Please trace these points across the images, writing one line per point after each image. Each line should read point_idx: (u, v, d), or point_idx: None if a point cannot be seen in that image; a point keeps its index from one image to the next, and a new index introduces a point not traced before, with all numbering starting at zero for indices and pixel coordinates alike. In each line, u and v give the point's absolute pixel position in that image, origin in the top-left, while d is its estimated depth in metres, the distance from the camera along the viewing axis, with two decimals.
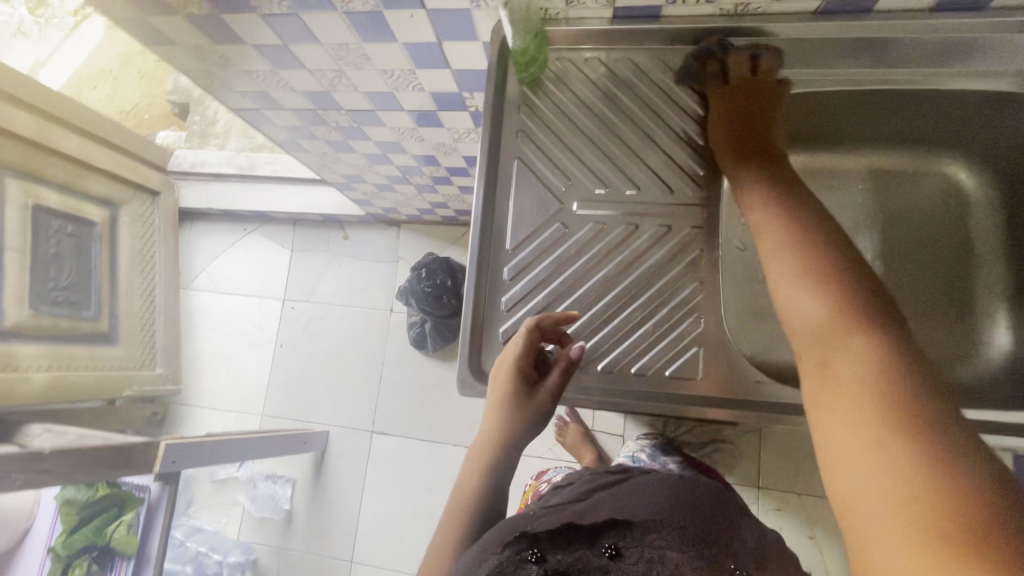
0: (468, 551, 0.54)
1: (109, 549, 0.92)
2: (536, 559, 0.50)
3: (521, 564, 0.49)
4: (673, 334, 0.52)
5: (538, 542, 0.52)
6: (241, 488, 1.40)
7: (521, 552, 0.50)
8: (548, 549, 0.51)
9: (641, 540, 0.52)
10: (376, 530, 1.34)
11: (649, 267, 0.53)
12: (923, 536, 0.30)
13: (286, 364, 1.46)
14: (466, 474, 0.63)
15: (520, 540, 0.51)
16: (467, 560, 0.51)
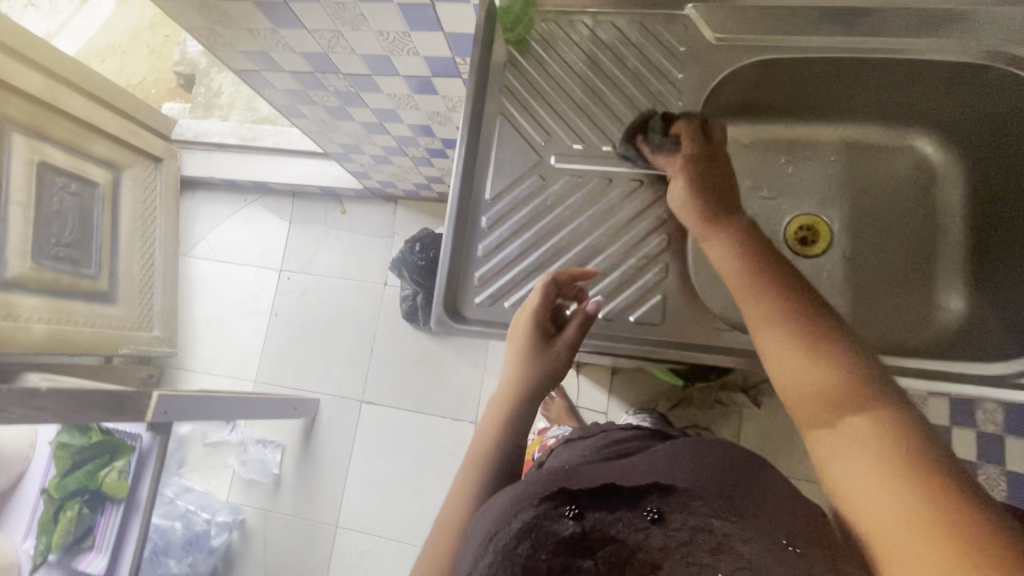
0: (498, 496, 0.51)
1: (100, 493, 0.94)
2: (572, 516, 0.45)
3: (555, 519, 0.45)
4: (639, 286, 0.55)
5: (575, 499, 0.47)
6: (232, 452, 1.44)
7: (556, 506, 0.46)
8: (586, 505, 0.46)
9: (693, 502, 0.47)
10: (361, 496, 1.37)
11: (620, 218, 0.56)
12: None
13: (280, 333, 1.49)
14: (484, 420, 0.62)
15: (555, 495, 0.47)
16: (498, 507, 0.48)
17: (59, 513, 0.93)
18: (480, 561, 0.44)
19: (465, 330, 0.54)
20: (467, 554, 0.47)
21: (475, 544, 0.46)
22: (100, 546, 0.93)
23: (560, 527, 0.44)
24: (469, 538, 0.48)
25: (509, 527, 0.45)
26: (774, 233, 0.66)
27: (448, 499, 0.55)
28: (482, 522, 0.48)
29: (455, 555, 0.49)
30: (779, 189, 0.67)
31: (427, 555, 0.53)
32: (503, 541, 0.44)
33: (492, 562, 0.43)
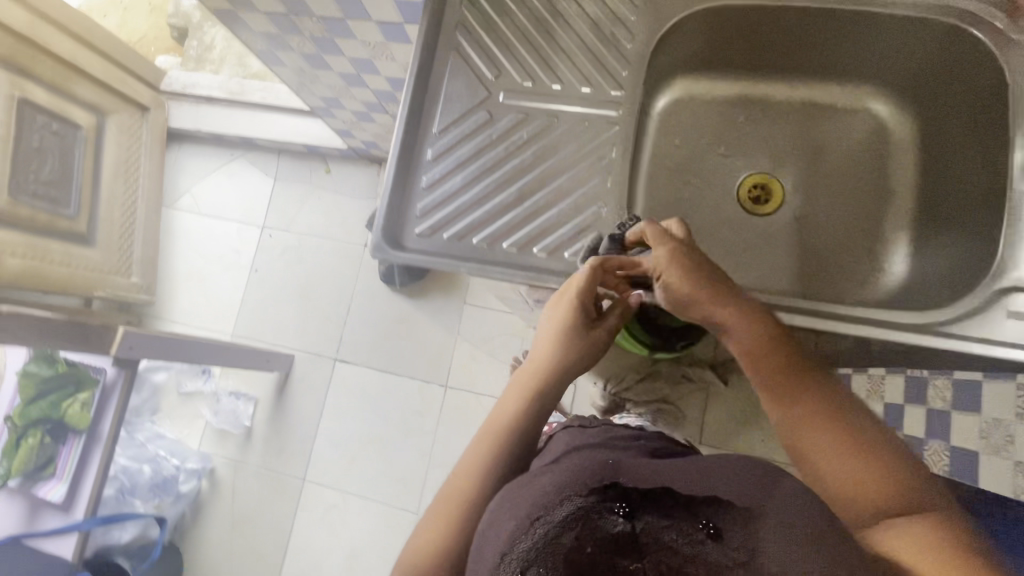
0: (538, 486, 0.45)
1: (63, 423, 0.96)
2: (624, 514, 0.40)
3: (604, 515, 0.40)
4: (573, 224, 0.54)
5: (628, 496, 0.42)
6: (205, 402, 1.45)
7: (606, 501, 0.41)
8: (640, 507, 0.41)
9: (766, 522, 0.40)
10: (330, 452, 1.39)
11: (563, 154, 0.56)
12: None
13: (259, 289, 1.50)
14: (505, 404, 0.59)
15: (605, 489, 0.42)
16: (539, 491, 0.42)
17: (22, 441, 0.95)
18: (517, 542, 0.39)
19: (400, 256, 0.54)
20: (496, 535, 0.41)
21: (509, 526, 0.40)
22: (60, 475, 0.95)
23: (609, 524, 0.39)
24: (499, 518, 0.43)
25: (554, 514, 0.40)
26: (727, 190, 0.67)
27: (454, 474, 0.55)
28: (518, 502, 0.43)
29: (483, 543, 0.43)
30: (734, 145, 0.68)
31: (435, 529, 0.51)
32: (545, 527, 0.39)
33: (533, 547, 0.38)
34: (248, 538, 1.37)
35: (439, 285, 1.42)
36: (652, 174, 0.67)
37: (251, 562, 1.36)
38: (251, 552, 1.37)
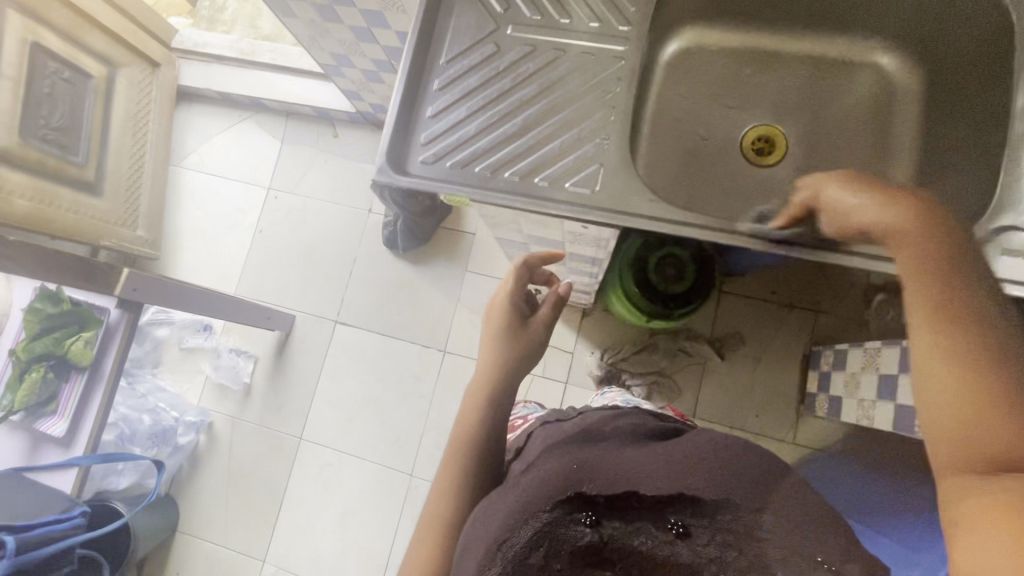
0: (507, 500, 0.55)
1: (67, 360, 0.97)
2: (589, 523, 0.53)
3: (572, 526, 0.52)
4: (575, 154, 0.55)
5: (593, 507, 0.53)
6: (206, 358, 1.47)
7: (572, 512, 0.53)
8: (604, 515, 0.54)
9: (710, 521, 0.53)
10: (327, 412, 1.40)
11: (568, 88, 0.56)
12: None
13: (262, 250, 1.51)
14: (462, 417, 0.79)
15: (571, 500, 0.53)
16: (507, 513, 0.53)
17: (25, 375, 0.97)
18: (491, 568, 0.50)
19: (403, 181, 0.54)
20: (475, 553, 0.53)
21: (482, 548, 0.52)
22: (61, 412, 0.97)
23: (576, 535, 0.52)
24: (477, 535, 0.54)
25: (520, 534, 0.51)
26: (731, 143, 0.68)
27: (429, 499, 0.71)
28: (489, 524, 0.54)
29: (463, 551, 0.55)
30: (739, 97, 0.69)
31: (418, 546, 0.66)
32: (516, 548, 0.51)
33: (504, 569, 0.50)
34: (242, 492, 1.39)
35: (441, 251, 1.42)
36: (657, 123, 0.68)
37: (247, 516, 1.38)
38: (246, 507, 1.39)
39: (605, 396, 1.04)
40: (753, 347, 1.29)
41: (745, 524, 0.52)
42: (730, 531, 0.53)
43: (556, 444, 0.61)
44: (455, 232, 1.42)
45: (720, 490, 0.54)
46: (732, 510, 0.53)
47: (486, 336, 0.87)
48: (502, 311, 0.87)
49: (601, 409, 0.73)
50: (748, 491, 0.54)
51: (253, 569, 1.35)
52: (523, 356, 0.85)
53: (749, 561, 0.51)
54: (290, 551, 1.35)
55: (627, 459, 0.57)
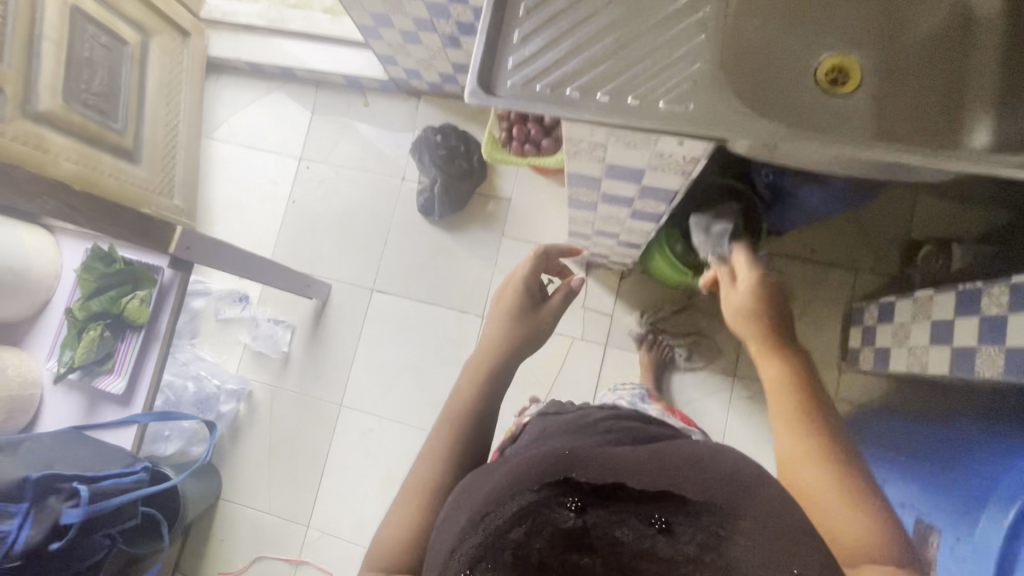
0: (496, 472, 0.52)
1: (122, 318, 0.97)
2: (575, 510, 0.51)
3: (557, 509, 0.51)
4: (666, 74, 0.54)
5: (581, 493, 0.51)
6: (243, 328, 1.47)
7: (560, 496, 0.51)
8: (590, 503, 0.52)
9: (695, 521, 0.50)
10: (366, 378, 1.41)
11: (657, 9, 0.56)
12: (815, 466, 0.57)
13: (295, 221, 1.51)
14: (460, 390, 0.74)
15: (560, 482, 0.50)
16: (495, 483, 0.49)
17: (83, 333, 0.97)
18: (468, 538, 0.47)
19: (496, 101, 0.54)
20: (453, 524, 0.49)
21: (463, 517, 0.48)
22: (118, 370, 0.97)
23: (558, 519, 0.51)
24: (459, 506, 0.50)
25: (506, 509, 0.48)
26: (805, 75, 0.68)
27: (418, 461, 0.66)
28: (472, 494, 0.51)
29: (444, 516, 0.52)
30: (813, 27, 0.68)
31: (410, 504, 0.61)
32: (497, 521, 0.48)
33: (481, 543, 0.48)
34: (286, 460, 1.40)
35: (477, 217, 1.42)
36: (738, 46, 0.65)
37: (289, 482, 1.39)
38: (288, 473, 1.40)
39: (614, 395, 1.01)
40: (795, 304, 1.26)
41: (731, 528, 0.48)
42: (717, 532, 0.49)
43: (551, 439, 0.61)
44: (492, 199, 1.42)
45: (710, 491, 0.49)
46: (715, 512, 0.49)
47: (492, 317, 0.86)
48: (514, 292, 0.87)
49: (598, 410, 0.71)
50: (738, 492, 0.48)
51: (297, 534, 1.36)
52: (528, 340, 0.83)
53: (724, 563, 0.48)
54: (334, 516, 1.36)
55: (620, 449, 0.54)
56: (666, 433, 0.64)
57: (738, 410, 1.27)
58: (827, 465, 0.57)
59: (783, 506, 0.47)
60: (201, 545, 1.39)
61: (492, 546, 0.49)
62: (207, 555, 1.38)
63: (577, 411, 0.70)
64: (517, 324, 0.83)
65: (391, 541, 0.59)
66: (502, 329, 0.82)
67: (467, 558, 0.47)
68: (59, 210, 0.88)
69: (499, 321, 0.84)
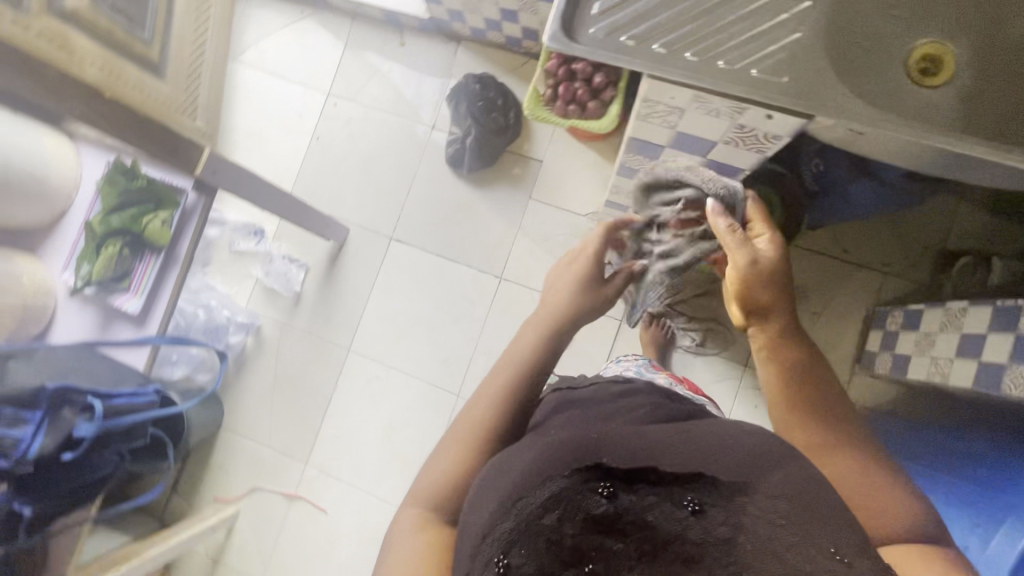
0: (525, 456, 0.51)
1: (141, 238, 0.96)
2: (607, 494, 0.48)
3: (588, 495, 0.47)
4: (764, 38, 0.51)
5: (610, 475, 0.48)
6: (257, 263, 1.45)
7: (592, 481, 0.48)
8: (620, 487, 0.48)
9: (728, 501, 0.47)
10: (376, 326, 1.40)
11: None
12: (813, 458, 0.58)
13: (319, 158, 1.47)
14: (525, 342, 0.73)
15: (592, 468, 0.48)
16: (521, 470, 0.48)
17: (101, 248, 0.93)
18: (499, 523, 0.46)
19: (580, 49, 0.51)
20: (482, 511, 0.48)
21: (494, 503, 0.47)
22: (135, 290, 0.97)
23: (591, 504, 0.47)
24: (487, 493, 0.49)
25: (536, 495, 0.47)
26: (896, 57, 0.64)
27: (458, 417, 0.65)
28: (499, 481, 0.50)
29: (471, 503, 0.51)
30: (910, 10, 0.64)
31: (452, 457, 0.61)
32: (530, 507, 0.46)
33: (514, 528, 0.46)
34: (289, 397, 1.41)
35: (505, 176, 1.38)
36: (843, 12, 0.60)
37: (291, 420, 1.40)
38: (290, 410, 1.41)
39: (618, 364, 0.99)
40: (817, 302, 1.23)
41: (762, 509, 0.46)
42: (750, 514, 0.46)
43: (570, 414, 0.60)
44: (523, 158, 1.37)
45: (743, 469, 0.47)
46: (746, 494, 0.46)
47: (560, 279, 0.83)
48: (586, 261, 0.83)
49: (610, 384, 0.68)
50: (760, 469, 0.47)
51: (294, 470, 1.38)
52: (588, 315, 0.81)
53: (762, 548, 0.45)
54: (332, 457, 1.37)
55: (645, 429, 0.52)
56: (687, 407, 0.62)
57: (745, 399, 1.28)
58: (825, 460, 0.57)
59: (809, 483, 0.46)
60: (199, 470, 1.41)
61: (525, 533, 0.46)
62: (204, 482, 1.40)
63: (591, 384, 0.67)
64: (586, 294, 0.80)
65: (427, 492, 0.58)
66: (569, 297, 0.79)
67: (502, 547, 0.45)
68: (87, 116, 0.83)
69: (571, 286, 0.81)
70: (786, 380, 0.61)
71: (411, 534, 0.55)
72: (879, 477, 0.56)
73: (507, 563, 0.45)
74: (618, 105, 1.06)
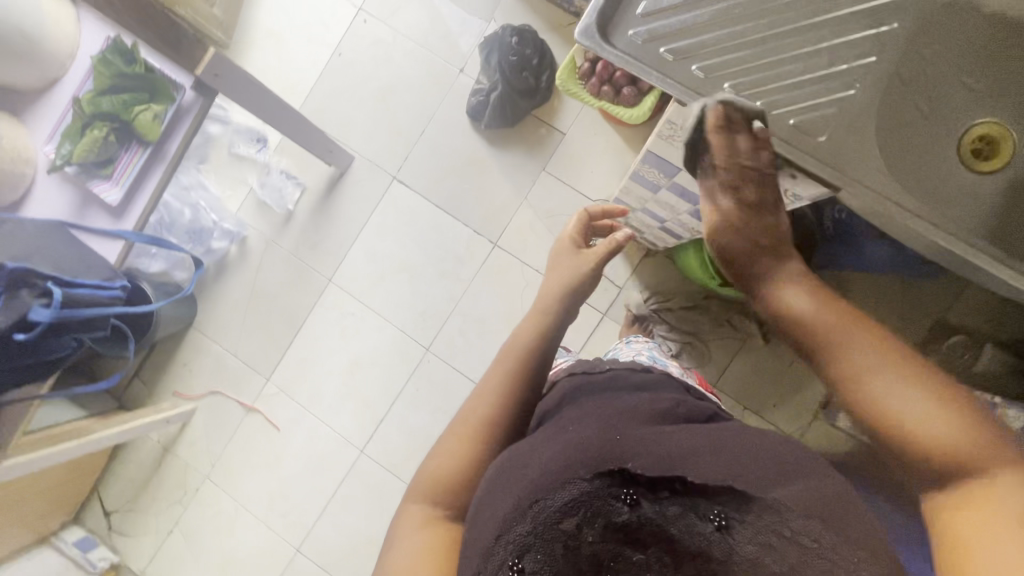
0: (544, 450, 0.50)
1: (130, 127, 0.90)
2: (629, 502, 0.46)
3: (610, 501, 0.46)
4: (813, 87, 0.48)
5: (634, 482, 0.47)
6: (254, 171, 1.41)
7: (613, 487, 0.46)
8: (643, 496, 0.46)
9: (755, 519, 0.45)
10: (363, 263, 1.37)
11: (835, 13, 0.49)
12: (891, 377, 0.50)
13: (336, 76, 1.39)
14: (523, 330, 0.70)
15: (613, 474, 0.47)
16: (543, 469, 0.47)
17: (87, 129, 0.90)
18: (516, 525, 0.45)
19: (611, 51, 0.49)
20: (497, 509, 0.47)
21: (509, 503, 0.46)
22: (116, 179, 0.91)
23: (611, 511, 0.46)
24: (504, 490, 0.48)
25: (556, 497, 0.46)
26: (950, 135, 0.60)
27: (469, 398, 0.64)
28: (518, 477, 0.48)
29: (483, 502, 0.50)
30: (981, 83, 0.59)
31: (456, 449, 0.60)
32: (548, 511, 0.45)
33: (531, 531, 0.45)
34: (263, 313, 1.40)
35: (524, 140, 1.32)
36: (909, 74, 0.55)
37: (261, 334, 1.40)
38: (262, 325, 1.40)
39: (629, 346, 0.93)
40: None
41: (792, 529, 0.44)
42: (778, 533, 0.44)
43: (581, 403, 0.59)
44: (546, 126, 1.31)
45: (771, 484, 0.46)
46: (776, 513, 0.44)
47: (552, 268, 0.76)
48: (563, 248, 0.78)
49: (631, 370, 0.67)
50: (776, 481, 0.47)
51: (255, 384, 1.40)
52: (578, 289, 0.73)
53: (787, 569, 0.43)
54: (293, 380, 1.38)
55: (670, 434, 0.51)
56: (705, 404, 0.63)
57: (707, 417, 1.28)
58: (906, 372, 0.50)
59: (836, 508, 0.45)
60: (164, 362, 1.43)
61: (542, 536, 0.45)
62: (166, 374, 1.42)
63: (609, 371, 0.66)
64: (585, 287, 0.74)
65: (430, 480, 0.58)
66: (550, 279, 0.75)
67: (517, 549, 0.45)
68: None
69: (569, 279, 0.73)
70: (834, 308, 0.55)
71: (415, 529, 0.55)
72: (962, 393, 0.49)
73: (522, 566, 0.44)
74: (652, 99, 1.00)
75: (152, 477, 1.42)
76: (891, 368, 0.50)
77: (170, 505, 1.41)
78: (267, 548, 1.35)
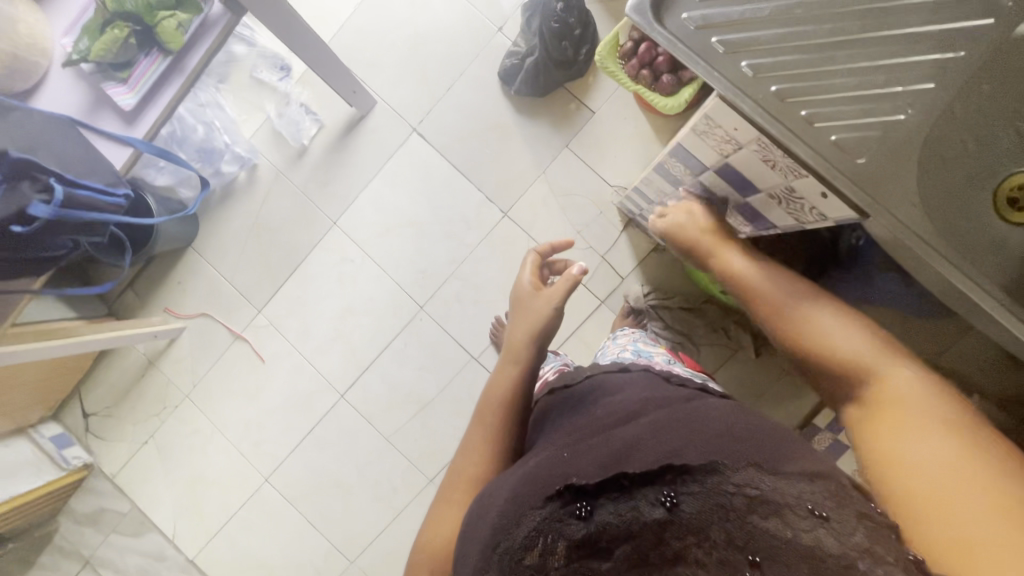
0: (502, 490, 0.51)
1: (153, 33, 0.87)
2: (584, 515, 0.45)
3: (565, 521, 0.45)
4: (861, 106, 0.47)
5: (582, 493, 0.46)
6: (274, 100, 1.38)
7: (565, 506, 0.46)
8: (593, 501, 0.46)
9: (702, 487, 0.44)
10: (369, 211, 1.36)
11: (903, 32, 0.47)
12: (825, 311, 0.59)
13: (372, 13, 1.34)
14: (500, 379, 0.68)
15: (561, 494, 0.47)
16: (499, 514, 0.48)
17: (108, 27, 0.86)
18: None
19: (660, 33, 0.47)
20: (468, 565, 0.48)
21: (476, 558, 0.47)
22: (132, 85, 0.88)
23: (568, 531, 0.45)
24: (471, 541, 0.49)
25: (516, 537, 0.46)
26: (986, 181, 0.57)
27: (456, 459, 0.63)
28: (480, 525, 0.49)
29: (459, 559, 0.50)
30: None
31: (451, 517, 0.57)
32: (510, 553, 0.45)
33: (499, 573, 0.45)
34: (263, 245, 1.39)
35: (552, 113, 1.29)
36: (963, 110, 0.52)
37: (258, 266, 1.39)
38: (260, 257, 1.39)
39: (617, 341, 0.93)
40: None
41: (734, 483, 0.44)
42: (727, 494, 0.43)
43: (551, 432, 0.60)
44: (577, 102, 1.28)
45: (706, 455, 0.46)
46: (716, 475, 0.44)
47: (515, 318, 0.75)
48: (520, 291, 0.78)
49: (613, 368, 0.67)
50: (716, 455, 0.46)
51: (245, 312, 1.40)
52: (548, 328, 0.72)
53: (746, 530, 0.42)
54: (284, 315, 1.38)
55: (615, 435, 0.51)
56: (683, 390, 0.60)
57: None
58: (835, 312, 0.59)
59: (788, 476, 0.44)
60: (158, 277, 1.42)
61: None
62: (159, 289, 1.42)
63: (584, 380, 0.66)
64: (553, 324, 0.73)
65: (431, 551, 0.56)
66: (514, 327, 0.73)
67: None
68: None
69: (531, 330, 0.71)
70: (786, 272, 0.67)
71: None
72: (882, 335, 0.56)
73: None
74: (690, 91, 0.97)
75: (133, 387, 1.43)
76: (827, 306, 0.60)
77: (148, 417, 1.42)
78: (237, 473, 1.38)
